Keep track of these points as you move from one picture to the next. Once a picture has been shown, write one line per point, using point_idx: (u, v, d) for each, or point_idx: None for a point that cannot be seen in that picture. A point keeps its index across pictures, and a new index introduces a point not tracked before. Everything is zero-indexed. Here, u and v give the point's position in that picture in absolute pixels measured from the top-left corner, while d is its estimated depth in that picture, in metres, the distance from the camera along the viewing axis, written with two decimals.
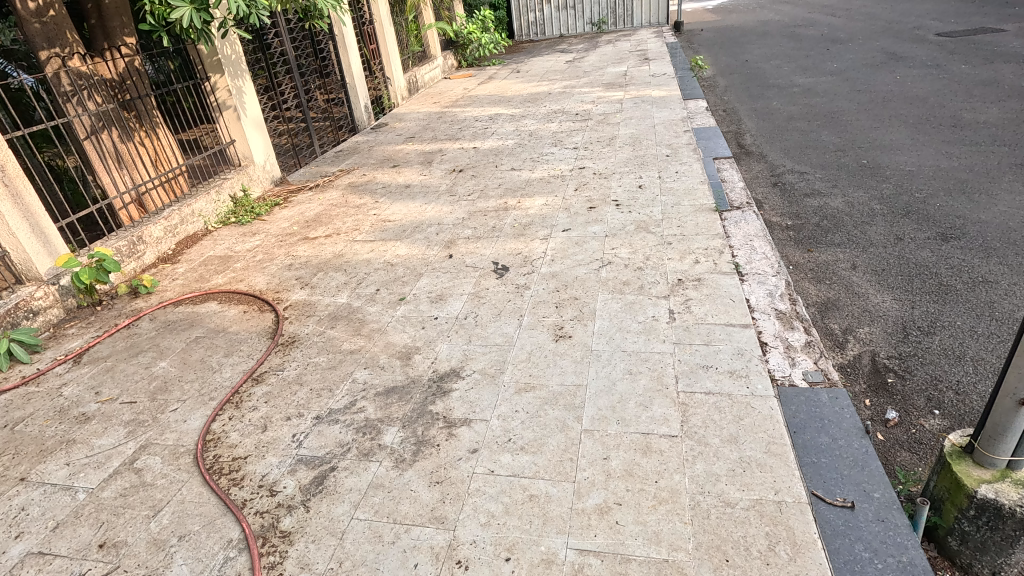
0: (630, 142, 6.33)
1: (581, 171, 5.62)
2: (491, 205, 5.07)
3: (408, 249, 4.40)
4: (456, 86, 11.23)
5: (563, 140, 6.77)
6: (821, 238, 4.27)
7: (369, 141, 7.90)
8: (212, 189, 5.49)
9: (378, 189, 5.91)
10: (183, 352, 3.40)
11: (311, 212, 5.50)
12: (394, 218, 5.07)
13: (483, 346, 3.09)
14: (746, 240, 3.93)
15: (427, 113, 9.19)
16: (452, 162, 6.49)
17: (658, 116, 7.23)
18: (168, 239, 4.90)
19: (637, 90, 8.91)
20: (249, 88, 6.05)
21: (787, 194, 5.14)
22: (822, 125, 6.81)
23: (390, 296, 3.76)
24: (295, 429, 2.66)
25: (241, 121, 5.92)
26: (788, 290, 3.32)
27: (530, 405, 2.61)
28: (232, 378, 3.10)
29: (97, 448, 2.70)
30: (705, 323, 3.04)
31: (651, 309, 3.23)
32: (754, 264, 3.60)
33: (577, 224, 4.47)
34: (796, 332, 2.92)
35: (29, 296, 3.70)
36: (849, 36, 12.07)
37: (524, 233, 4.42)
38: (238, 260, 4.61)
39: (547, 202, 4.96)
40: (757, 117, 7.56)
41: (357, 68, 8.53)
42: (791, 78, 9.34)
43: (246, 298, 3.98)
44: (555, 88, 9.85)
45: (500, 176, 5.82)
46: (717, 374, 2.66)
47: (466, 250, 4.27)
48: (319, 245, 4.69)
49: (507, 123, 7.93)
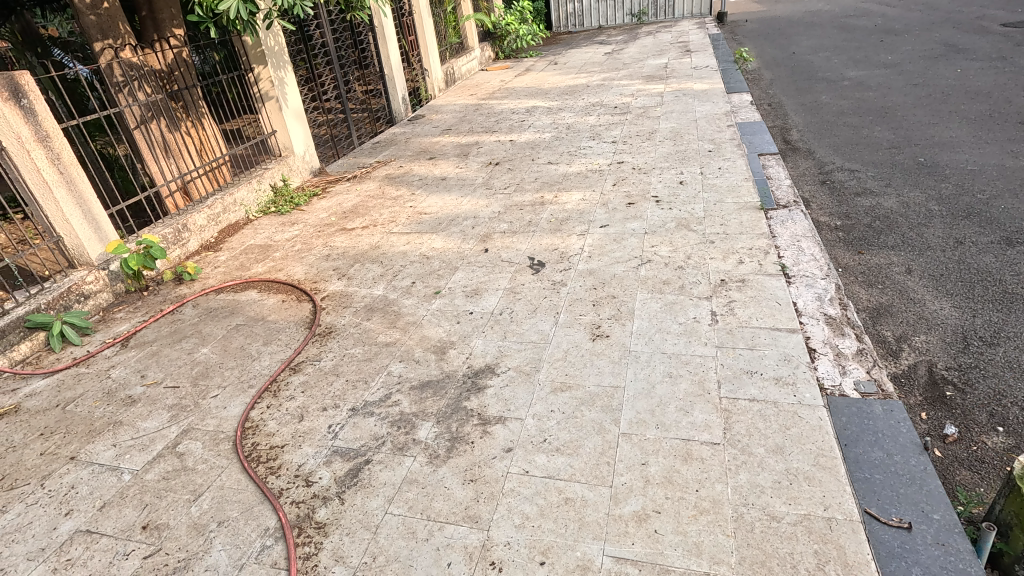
0: (670, 137, 6.17)
1: (619, 165, 5.51)
2: (528, 199, 5.01)
3: (443, 242, 4.39)
4: (493, 79, 11.17)
5: (601, 133, 6.65)
6: (873, 240, 4.08)
7: (406, 133, 7.93)
8: (253, 179, 5.59)
9: (414, 181, 5.92)
10: (224, 339, 3.47)
11: (348, 203, 5.55)
12: (430, 211, 5.06)
13: (518, 343, 3.05)
14: (794, 240, 3.77)
15: (464, 105, 9.17)
16: (488, 155, 6.45)
17: (700, 110, 7.03)
18: (211, 227, 5.01)
19: (679, 83, 8.69)
20: (291, 79, 6.12)
21: (836, 193, 4.93)
22: (875, 120, 6.50)
23: (425, 289, 3.75)
24: (331, 420, 2.68)
25: (283, 112, 6.00)
26: (839, 294, 3.16)
27: (566, 406, 2.56)
28: (271, 367, 3.15)
29: (143, 431, 2.78)
30: (749, 327, 2.93)
31: (693, 310, 3.14)
32: (801, 266, 3.46)
33: (615, 220, 4.38)
34: (847, 339, 2.78)
35: (81, 280, 3.84)
36: (905, 26, 11.50)
37: (561, 228, 4.35)
38: (277, 249, 4.68)
39: (585, 197, 4.88)
40: (804, 111, 7.28)
41: (396, 60, 8.57)
42: (841, 70, 8.96)
43: (284, 287, 4.04)
44: (594, 80, 9.69)
45: (537, 170, 5.75)
46: (762, 381, 2.55)
47: (502, 244, 4.24)
48: (356, 236, 4.73)
49: (544, 115, 7.84)
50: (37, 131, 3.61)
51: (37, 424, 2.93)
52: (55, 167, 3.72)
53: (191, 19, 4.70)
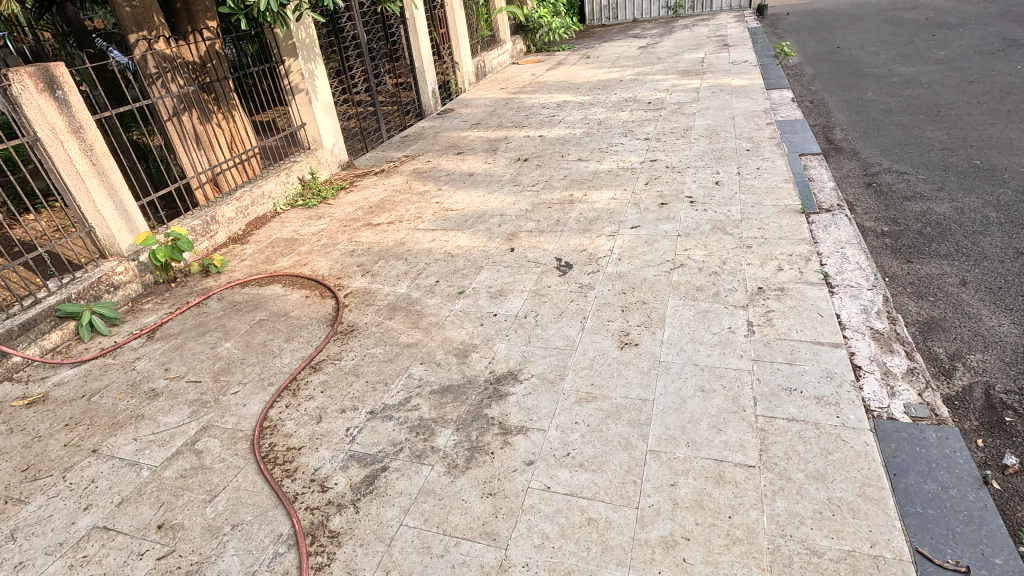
0: (706, 134, 5.95)
1: (652, 163, 5.33)
2: (556, 197, 4.88)
3: (469, 240, 4.31)
4: (524, 72, 11.03)
5: (633, 130, 6.47)
6: (923, 248, 3.84)
7: (435, 127, 7.87)
8: (282, 172, 5.59)
9: (441, 176, 5.85)
10: (247, 334, 3.46)
11: (375, 197, 5.51)
12: (456, 207, 4.98)
13: (543, 349, 2.95)
14: (837, 247, 3.56)
15: (494, 99, 9.07)
16: (517, 150, 6.34)
17: (738, 107, 6.77)
18: (239, 219, 5.03)
19: (716, 78, 8.41)
20: (322, 72, 6.10)
21: (882, 197, 4.68)
22: (925, 119, 6.16)
23: (449, 288, 3.67)
24: (349, 423, 2.63)
25: (312, 104, 5.99)
26: (886, 307, 2.96)
27: (592, 418, 2.45)
28: (292, 364, 3.12)
29: (163, 426, 2.77)
30: (789, 339, 2.76)
31: (727, 319, 2.98)
32: (845, 274, 3.26)
33: (647, 221, 4.22)
34: (896, 357, 2.59)
35: (111, 271, 3.87)
36: (959, 20, 10.92)
37: (590, 228, 4.22)
38: (303, 243, 4.67)
39: (616, 196, 4.73)
40: (849, 109, 6.95)
41: (427, 53, 8.50)
42: (889, 66, 8.54)
43: (308, 282, 4.01)
44: (627, 75, 9.47)
45: (566, 166, 5.61)
46: (802, 399, 2.39)
47: (528, 243, 4.13)
48: (382, 232, 4.68)
49: (575, 111, 7.67)
50: (71, 123, 3.64)
51: (63, 415, 2.95)
52: (88, 158, 3.75)
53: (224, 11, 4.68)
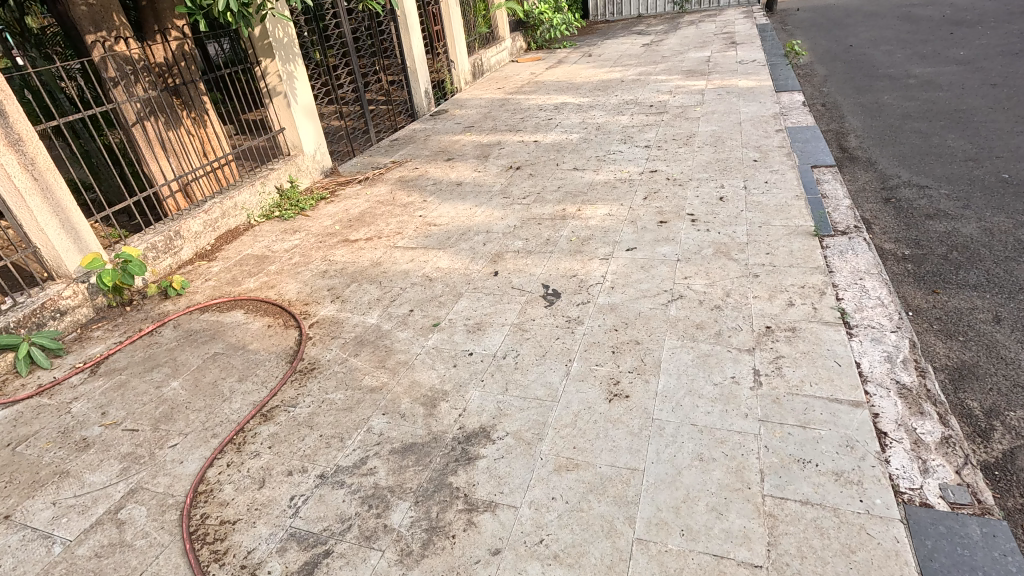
0: (710, 142, 5.58)
1: (652, 175, 4.96)
2: (547, 211, 4.52)
3: (450, 261, 3.96)
4: (522, 71, 10.64)
5: (633, 136, 6.09)
6: (950, 278, 3.47)
7: (426, 130, 7.50)
8: (257, 180, 5.24)
9: (428, 185, 5.50)
10: (197, 372, 3.13)
11: (356, 209, 5.16)
12: (440, 222, 4.63)
13: (521, 400, 2.59)
14: (855, 277, 3.19)
15: (490, 100, 8.70)
16: (509, 157, 5.97)
17: (745, 111, 6.38)
18: (208, 233, 4.69)
19: (722, 79, 8.01)
20: (303, 73, 5.73)
21: (903, 214, 4.31)
22: (947, 127, 5.77)
23: (423, 320, 3.32)
24: (295, 489, 2.29)
25: (292, 108, 5.61)
26: (914, 354, 2.59)
27: (571, 492, 2.10)
28: (241, 411, 2.78)
29: (87, 487, 2.44)
30: (802, 395, 2.40)
31: (731, 367, 2.62)
32: (865, 311, 2.88)
33: (644, 242, 3.86)
34: (927, 421, 2.23)
35: (57, 296, 3.55)
36: (977, 17, 10.45)
37: (582, 250, 3.87)
38: (274, 261, 4.33)
39: (611, 212, 4.37)
40: (863, 114, 6.56)
41: (419, 51, 8.12)
42: (905, 67, 8.11)
43: (272, 308, 3.66)
44: (629, 74, 9.09)
45: (560, 176, 5.25)
46: (818, 475, 2.04)
47: (514, 266, 3.78)
48: (358, 249, 4.34)
49: (573, 113, 7.30)
50: (8, 135, 3.31)
51: None
52: (29, 173, 3.42)
53: (180, 11, 4.30)
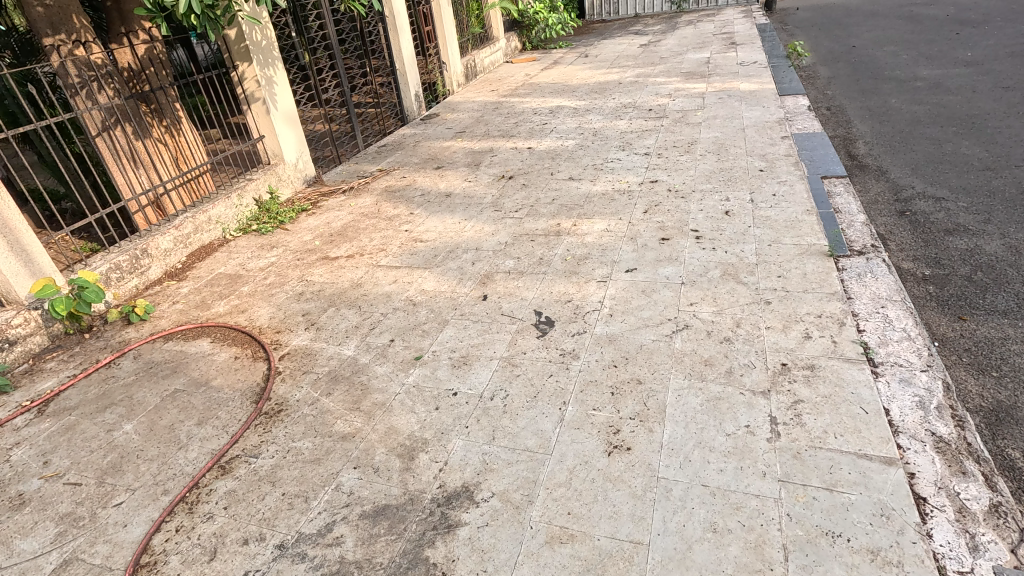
0: (713, 149, 5.30)
1: (652, 185, 4.68)
2: (541, 226, 4.24)
3: (436, 282, 3.68)
4: (517, 72, 10.34)
5: (632, 142, 5.81)
6: (976, 302, 3.21)
7: (415, 135, 7.20)
8: (234, 192, 4.93)
9: (416, 196, 5.21)
10: (153, 412, 2.83)
11: (338, 222, 4.87)
12: (427, 238, 4.34)
13: (510, 451, 2.31)
14: (876, 304, 2.91)
15: (483, 103, 8.41)
16: (501, 165, 5.68)
17: (748, 116, 6.11)
18: (179, 250, 4.39)
19: (722, 82, 7.73)
20: (284, 78, 5.42)
21: (920, 229, 4.04)
22: (960, 133, 5.51)
23: (404, 352, 3.03)
24: (250, 563, 2.01)
25: (272, 115, 5.29)
26: (949, 399, 2.32)
27: (565, 572, 1.83)
28: (197, 462, 2.49)
29: (16, 557, 2.15)
30: (826, 450, 2.13)
31: (744, 414, 2.34)
32: (890, 346, 2.61)
33: (645, 262, 3.58)
34: (971, 484, 1.96)
35: (4, 325, 3.24)
36: (983, 17, 10.18)
37: (578, 270, 3.59)
38: (247, 282, 4.04)
39: (609, 227, 4.09)
40: (870, 119, 6.30)
41: (409, 53, 7.81)
42: (912, 69, 7.85)
43: (242, 337, 3.36)
44: (627, 76, 8.81)
45: (555, 187, 4.96)
46: (851, 554, 1.77)
47: (505, 289, 3.50)
48: (338, 268, 4.05)
49: (569, 118, 7.01)
50: None
51: None
52: None
53: (142, 13, 3.96)
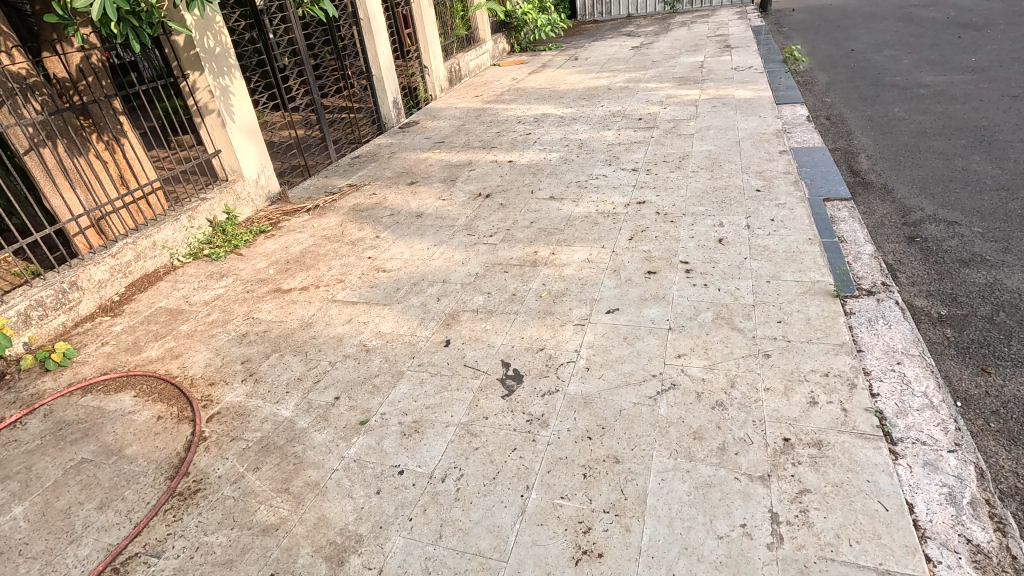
0: (706, 165, 4.91)
1: (639, 207, 4.30)
2: (516, 255, 3.85)
3: (395, 322, 3.28)
4: (503, 76, 9.93)
5: (620, 156, 5.42)
6: (1001, 351, 2.83)
7: (392, 145, 6.79)
8: (184, 214, 4.50)
9: (385, 216, 4.81)
10: (51, 490, 2.42)
11: (297, 246, 4.45)
12: (391, 266, 3.94)
13: (458, 557, 1.92)
14: (890, 360, 2.53)
15: (466, 110, 8.01)
16: (479, 181, 5.28)
17: (743, 127, 5.73)
18: (117, 281, 3.97)
19: (717, 88, 7.35)
20: (242, 88, 4.98)
21: (932, 259, 3.67)
22: (969, 147, 5.15)
23: (349, 414, 2.63)
24: None
25: (228, 129, 4.85)
26: (985, 492, 1.94)
27: None
28: (88, 562, 2.08)
29: None
30: (839, 564, 1.75)
31: (739, 508, 1.95)
32: (910, 417, 2.22)
33: (628, 301, 3.20)
34: None
35: None
36: (986, 20, 9.84)
37: (554, 310, 3.20)
38: (188, 318, 3.63)
39: (590, 257, 3.69)
40: (872, 130, 5.93)
41: (386, 57, 7.38)
42: (914, 75, 7.49)
43: (169, 390, 2.95)
44: (616, 81, 8.43)
45: (535, 207, 4.57)
46: None
47: (470, 332, 3.11)
48: (290, 303, 3.64)
49: (554, 127, 6.62)
50: None
51: None
52: None
53: (49, 22, 3.33)
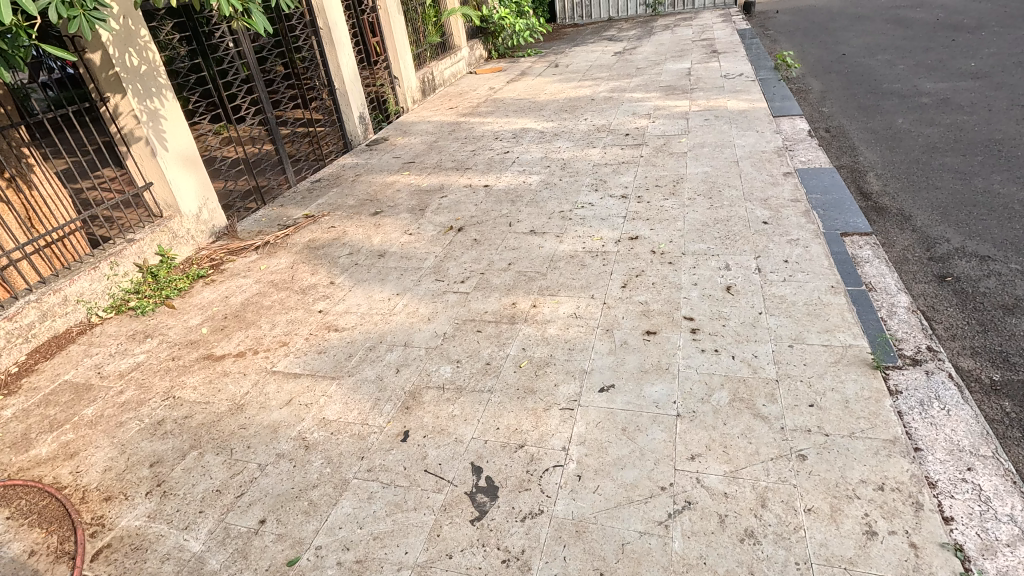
0: (703, 190, 4.39)
1: (632, 244, 3.77)
2: (491, 308, 3.29)
3: (344, 405, 2.70)
4: (480, 86, 9.37)
5: (607, 179, 4.89)
6: None
7: (357, 166, 6.19)
8: (106, 259, 3.86)
9: (343, 255, 4.22)
10: None
11: (239, 295, 3.85)
12: (345, 323, 3.36)
13: None
14: (959, 465, 2.02)
15: (440, 124, 7.44)
16: (451, 211, 4.71)
17: (740, 145, 5.24)
18: (16, 347, 3.35)
19: (707, 98, 6.88)
20: (176, 110, 4.37)
21: (970, 305, 3.19)
22: (987, 166, 4.72)
23: (275, 549, 2.05)
24: None
25: (160, 158, 4.22)
26: None
27: None
28: None
29: None
30: None
31: None
32: (1002, 559, 1.72)
33: (625, 373, 2.65)
34: None
35: None
36: (977, 22, 9.51)
37: (537, 388, 2.63)
38: (95, 398, 2.99)
39: (578, 311, 3.15)
40: (878, 144, 5.49)
41: (351, 70, 6.79)
42: (913, 82, 7.09)
43: (52, 509, 2.33)
44: (600, 91, 7.92)
45: (513, 244, 4.02)
46: None
47: (434, 420, 2.53)
48: (220, 376, 3.03)
49: (534, 144, 6.08)
50: None
51: None
52: None
53: None
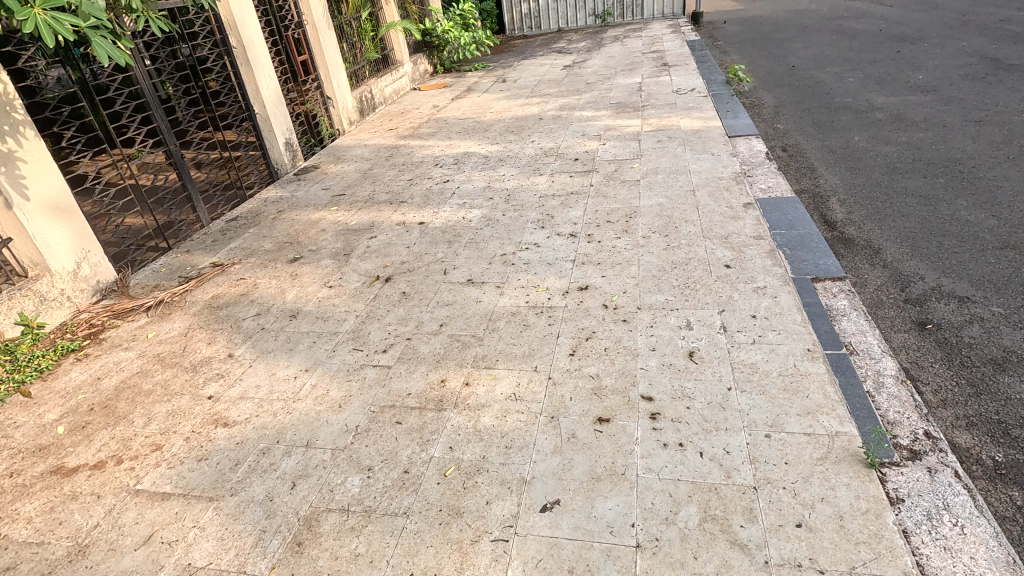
0: (659, 226, 3.98)
1: (581, 296, 3.30)
2: (415, 389, 2.75)
3: (218, 543, 2.11)
4: (423, 103, 8.82)
5: (554, 213, 4.43)
6: None
7: (280, 200, 5.56)
8: None
9: (250, 317, 3.61)
10: None
11: (115, 376, 3.18)
12: (238, 414, 2.76)
13: None
14: None
15: (376, 148, 6.86)
16: (379, 255, 4.16)
17: (696, 170, 4.87)
18: None
19: (660, 116, 6.54)
20: (40, 149, 3.66)
21: (957, 359, 2.84)
22: (951, 189, 4.47)
23: None
24: None
25: (17, 208, 3.50)
26: None
27: None
28: None
29: None
30: None
31: None
32: None
33: (573, 481, 2.16)
34: None
35: None
36: (918, 33, 9.57)
37: (464, 507, 2.10)
38: None
39: (518, 390, 2.64)
40: (837, 165, 5.22)
41: (273, 92, 6.15)
42: (865, 96, 6.93)
43: None
44: (549, 109, 7.50)
45: (447, 297, 3.50)
46: None
47: (331, 563, 1.98)
48: (64, 502, 2.37)
49: (476, 172, 5.58)
50: None
51: None
52: None
53: None
